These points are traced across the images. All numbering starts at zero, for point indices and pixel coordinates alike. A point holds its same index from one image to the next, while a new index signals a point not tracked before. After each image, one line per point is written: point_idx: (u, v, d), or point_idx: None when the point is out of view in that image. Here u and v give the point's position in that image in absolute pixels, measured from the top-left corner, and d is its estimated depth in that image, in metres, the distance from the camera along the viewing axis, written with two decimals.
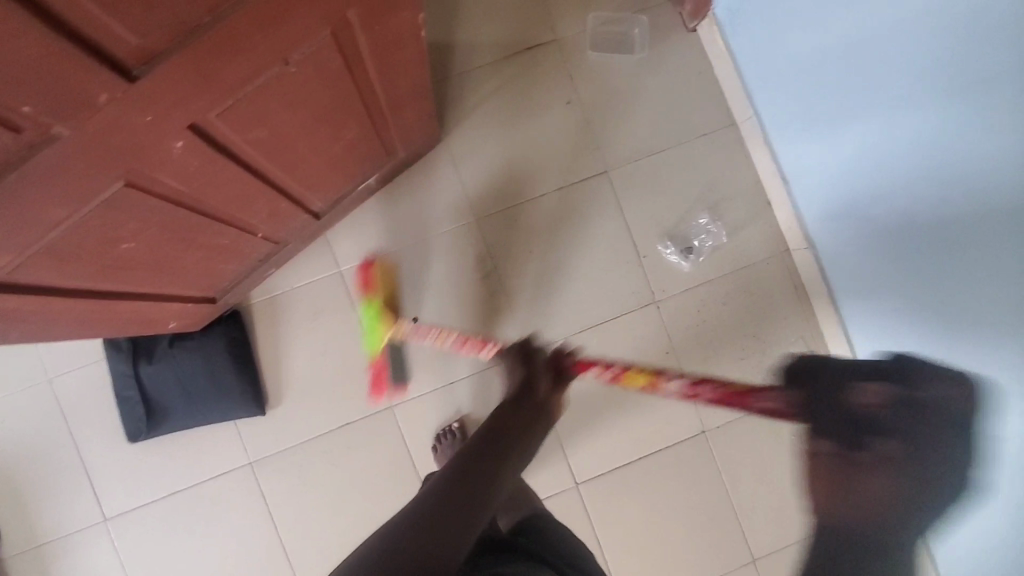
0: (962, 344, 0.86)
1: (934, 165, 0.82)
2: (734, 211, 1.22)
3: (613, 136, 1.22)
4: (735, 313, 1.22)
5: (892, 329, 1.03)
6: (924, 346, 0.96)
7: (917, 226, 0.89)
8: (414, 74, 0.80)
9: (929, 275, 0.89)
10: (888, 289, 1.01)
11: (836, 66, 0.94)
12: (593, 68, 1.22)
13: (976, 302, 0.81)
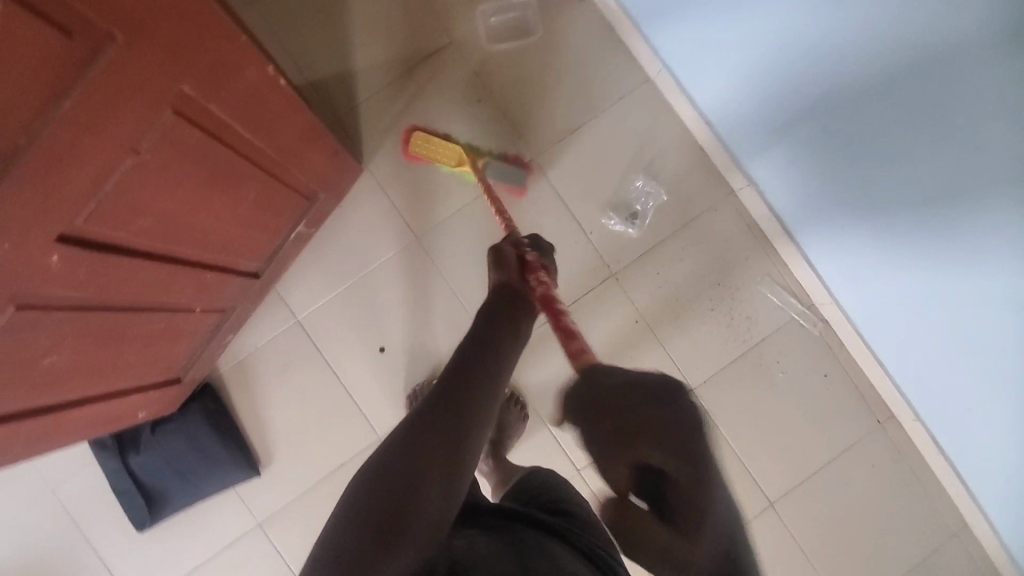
0: (932, 236, 0.84)
1: (847, 70, 0.80)
2: (669, 166, 1.21)
3: (532, 122, 1.21)
4: (694, 266, 1.21)
5: (852, 242, 1.01)
6: (885, 252, 0.94)
7: (849, 135, 0.87)
8: (295, 120, 0.82)
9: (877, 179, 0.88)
10: (839, 204, 0.99)
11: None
12: (495, 61, 1.20)
13: (937, 191, 0.79)
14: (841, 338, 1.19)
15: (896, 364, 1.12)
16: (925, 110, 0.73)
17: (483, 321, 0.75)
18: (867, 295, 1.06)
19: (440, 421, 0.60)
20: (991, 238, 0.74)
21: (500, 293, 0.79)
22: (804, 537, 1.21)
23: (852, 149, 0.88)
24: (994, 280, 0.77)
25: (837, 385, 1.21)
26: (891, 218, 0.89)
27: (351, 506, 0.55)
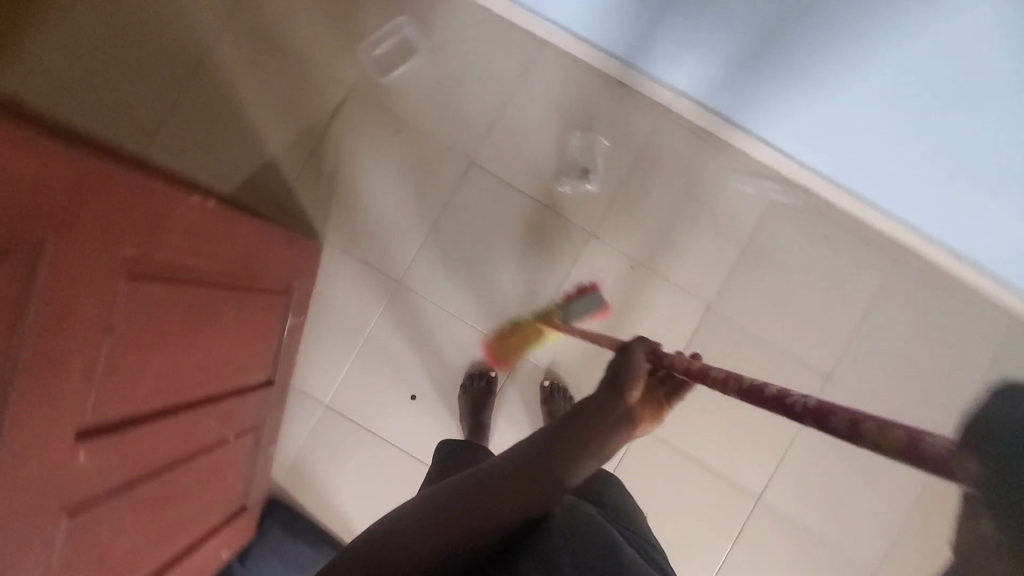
0: (849, 77, 0.86)
1: None
2: (598, 113, 1.23)
3: (456, 129, 1.22)
4: (660, 193, 1.24)
5: (792, 110, 1.04)
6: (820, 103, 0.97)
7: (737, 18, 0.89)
8: (232, 237, 0.84)
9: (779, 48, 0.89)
10: (764, 81, 1.01)
11: None
12: (396, 89, 1.21)
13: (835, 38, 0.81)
14: (817, 194, 1.24)
15: (878, 197, 1.16)
16: None
17: (606, 385, 0.61)
18: (827, 149, 1.10)
19: (524, 478, 0.52)
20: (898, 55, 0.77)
21: (626, 376, 0.61)
22: (868, 390, 1.24)
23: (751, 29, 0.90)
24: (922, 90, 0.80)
25: (834, 240, 1.24)
26: (812, 78, 0.92)
27: (390, 522, 0.52)
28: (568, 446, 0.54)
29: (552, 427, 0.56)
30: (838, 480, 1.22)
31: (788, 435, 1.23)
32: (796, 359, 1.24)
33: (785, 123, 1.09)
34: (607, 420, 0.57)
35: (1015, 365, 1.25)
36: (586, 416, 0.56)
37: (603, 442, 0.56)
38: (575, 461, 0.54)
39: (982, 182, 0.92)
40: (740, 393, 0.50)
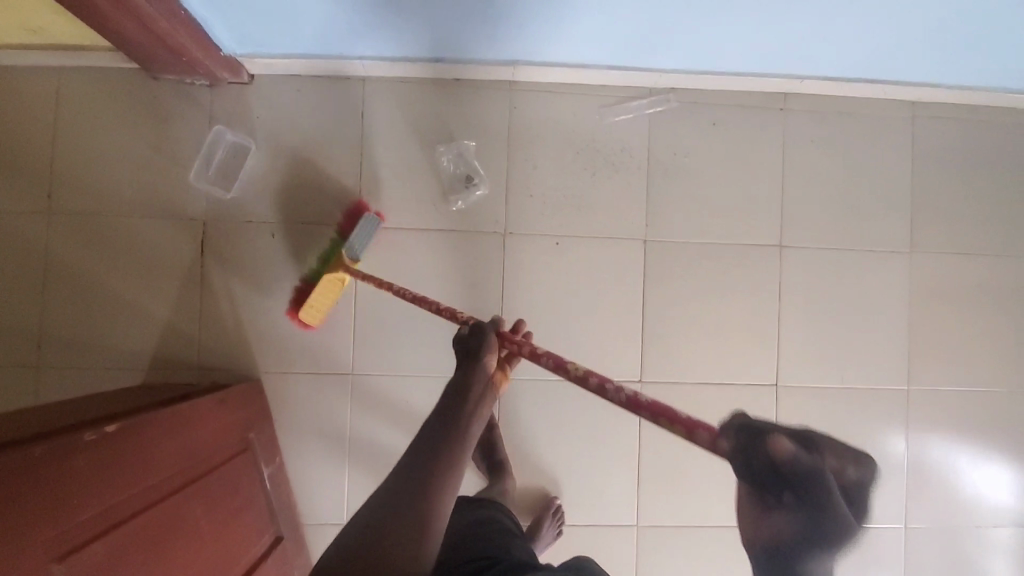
0: None
1: None
2: (450, 118, 1.19)
3: (329, 203, 1.16)
4: (546, 161, 1.21)
5: (626, 27, 1.02)
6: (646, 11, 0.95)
7: None
8: (161, 435, 0.77)
9: None
10: (586, 15, 0.98)
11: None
12: (246, 195, 1.14)
13: None
14: (685, 88, 1.23)
15: (743, 65, 1.15)
16: None
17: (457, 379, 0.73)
18: (677, 45, 1.08)
19: (401, 505, 0.60)
20: None
21: (470, 366, 0.73)
22: (821, 238, 1.25)
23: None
24: None
25: (722, 121, 1.24)
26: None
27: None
28: (429, 450, 0.65)
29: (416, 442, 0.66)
30: (832, 331, 1.25)
31: (772, 316, 1.24)
32: (746, 246, 1.24)
33: (628, 40, 1.07)
34: (460, 416, 0.69)
35: (933, 150, 1.27)
36: (445, 416, 0.68)
37: (462, 430, 0.68)
38: (443, 463, 0.64)
39: (825, 12, 0.92)
40: (656, 420, 0.59)
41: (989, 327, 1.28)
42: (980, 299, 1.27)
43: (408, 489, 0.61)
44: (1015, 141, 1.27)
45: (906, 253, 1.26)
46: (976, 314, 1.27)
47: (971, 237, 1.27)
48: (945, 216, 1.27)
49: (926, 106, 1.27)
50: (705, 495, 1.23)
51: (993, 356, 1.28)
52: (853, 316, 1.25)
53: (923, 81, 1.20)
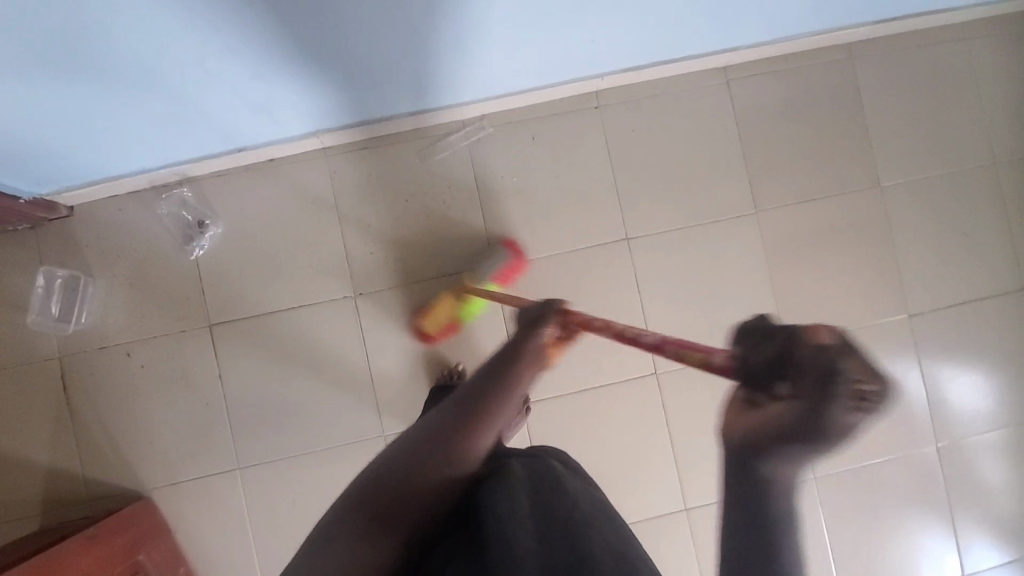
0: (407, 25, 0.86)
1: (216, 50, 0.80)
2: (273, 199, 1.20)
3: (173, 311, 1.17)
4: (379, 215, 1.22)
5: (404, 70, 1.01)
6: (413, 54, 0.96)
7: (285, 59, 0.88)
8: None
9: (337, 50, 0.89)
10: (355, 69, 0.97)
11: (106, 115, 0.90)
12: (92, 324, 1.15)
13: (361, 10, 0.79)
14: (497, 111, 1.23)
15: (539, 78, 1.15)
16: (274, 11, 0.74)
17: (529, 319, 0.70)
18: (465, 74, 1.07)
19: (432, 446, 0.57)
20: None
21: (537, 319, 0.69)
22: (665, 221, 1.26)
23: (283, 47, 0.84)
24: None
25: (542, 133, 1.25)
26: (370, 38, 0.88)
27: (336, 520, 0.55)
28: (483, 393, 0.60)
29: (438, 411, 0.61)
30: (699, 307, 1.27)
31: (633, 309, 1.26)
32: (592, 247, 1.25)
33: (417, 83, 1.07)
34: (524, 358, 0.65)
35: (755, 108, 1.27)
36: (504, 355, 0.65)
37: (524, 374, 0.64)
38: (469, 425, 0.58)
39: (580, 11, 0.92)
40: (678, 354, 0.53)
41: (853, 264, 1.28)
42: (838, 238, 1.28)
43: (438, 430, 0.58)
44: (833, 77, 1.28)
45: (751, 215, 1.27)
46: (834, 255, 1.28)
47: (813, 181, 1.28)
48: (781, 168, 1.28)
49: (740, 66, 1.26)
50: (613, 494, 1.25)
51: (862, 290, 1.29)
52: (714, 288, 1.27)
53: (723, 47, 1.20)
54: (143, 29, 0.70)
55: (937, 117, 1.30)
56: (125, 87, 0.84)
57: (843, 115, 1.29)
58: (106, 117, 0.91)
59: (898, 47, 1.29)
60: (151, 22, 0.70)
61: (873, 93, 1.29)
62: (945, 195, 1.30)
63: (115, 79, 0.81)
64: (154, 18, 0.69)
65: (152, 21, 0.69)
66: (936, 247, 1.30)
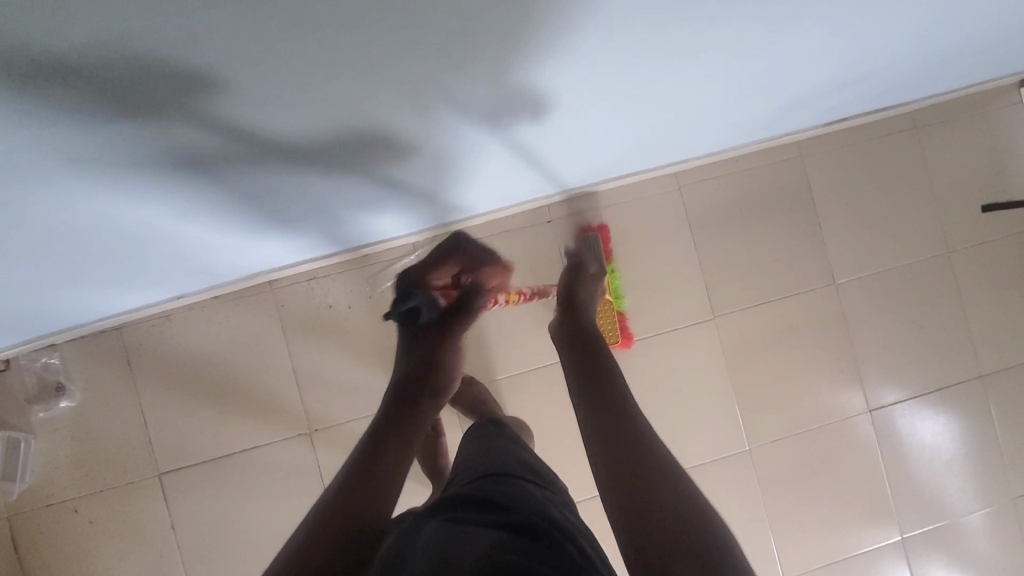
0: (343, 191, 0.84)
1: (136, 239, 0.77)
2: (222, 337, 1.16)
3: (122, 462, 1.13)
4: (332, 346, 1.19)
5: (347, 219, 0.99)
6: (354, 206, 0.94)
7: (217, 233, 0.84)
8: None
9: (271, 217, 0.86)
10: (296, 228, 0.93)
11: (30, 296, 0.86)
12: (37, 481, 1.12)
13: (290, 189, 0.76)
14: (449, 232, 1.21)
15: (488, 205, 1.14)
16: (193, 205, 0.71)
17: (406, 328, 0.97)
18: (411, 211, 1.05)
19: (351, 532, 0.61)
20: (341, 168, 0.75)
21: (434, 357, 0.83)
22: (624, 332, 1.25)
23: (213, 227, 0.80)
24: (400, 163, 0.79)
25: (496, 251, 1.23)
26: (305, 203, 0.85)
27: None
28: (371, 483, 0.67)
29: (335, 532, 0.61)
30: (664, 418, 1.25)
31: None
32: (551, 365, 1.25)
33: (362, 225, 1.04)
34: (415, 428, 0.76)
35: (707, 213, 1.27)
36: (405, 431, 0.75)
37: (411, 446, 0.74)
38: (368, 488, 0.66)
39: (523, 156, 0.92)
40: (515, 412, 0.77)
41: (812, 363, 1.29)
42: (796, 338, 1.28)
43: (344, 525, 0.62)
44: (783, 177, 1.28)
45: (710, 321, 1.27)
46: (794, 356, 1.28)
47: (770, 282, 1.28)
48: (737, 272, 1.27)
49: (691, 170, 1.25)
50: None
51: (822, 388, 1.29)
52: (675, 397, 1.26)
53: (672, 160, 1.19)
54: (43, 237, 0.66)
55: (888, 210, 1.31)
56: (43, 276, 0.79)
57: (796, 214, 1.29)
58: (27, 298, 0.87)
59: (845, 142, 1.29)
60: (60, 231, 0.66)
61: (824, 191, 1.29)
62: (898, 287, 1.31)
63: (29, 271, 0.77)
64: (55, 229, 0.65)
65: (53, 230, 0.65)
66: (894, 341, 1.31)
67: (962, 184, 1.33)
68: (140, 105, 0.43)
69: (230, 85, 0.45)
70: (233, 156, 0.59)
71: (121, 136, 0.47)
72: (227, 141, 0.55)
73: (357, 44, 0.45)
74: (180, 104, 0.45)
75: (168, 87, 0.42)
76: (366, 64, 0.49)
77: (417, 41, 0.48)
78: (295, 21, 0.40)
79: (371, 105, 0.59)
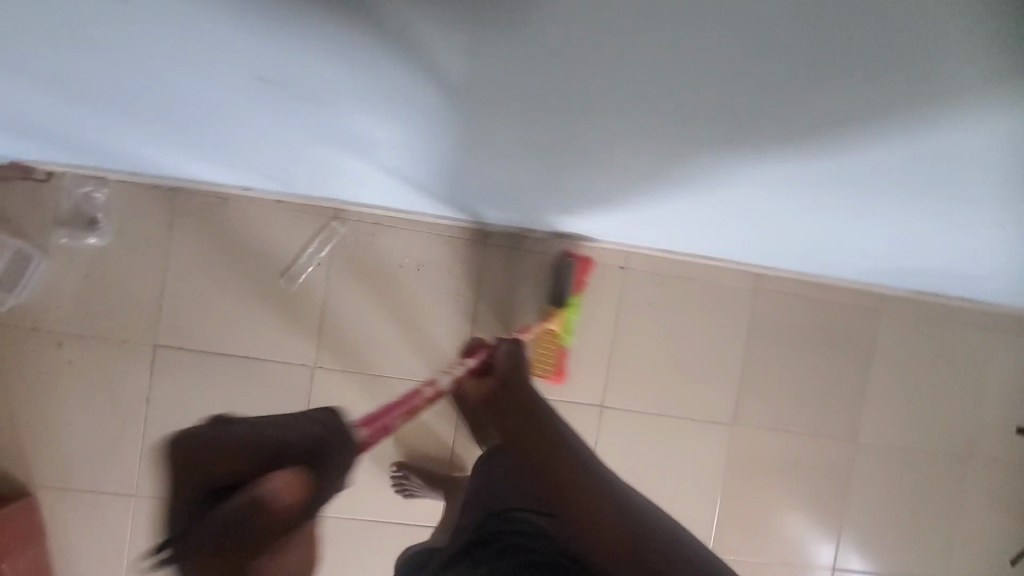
0: (462, 175, 0.80)
1: (250, 141, 0.72)
2: (267, 242, 1.12)
3: (123, 321, 1.09)
4: (367, 297, 1.15)
5: (442, 194, 0.95)
6: (458, 188, 0.90)
7: (322, 162, 0.81)
8: None
9: (381, 169, 0.82)
10: (395, 182, 0.89)
11: (111, 140, 0.81)
12: (36, 304, 1.07)
13: (419, 160, 0.72)
14: (523, 236, 1.18)
15: (577, 230, 1.10)
16: (327, 141, 0.67)
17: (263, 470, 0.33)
18: (505, 208, 1.01)
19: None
20: (481, 160, 0.71)
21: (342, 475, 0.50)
22: (644, 400, 1.23)
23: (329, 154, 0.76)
24: (533, 173, 0.76)
25: (559, 272, 1.20)
26: (419, 173, 0.81)
27: None
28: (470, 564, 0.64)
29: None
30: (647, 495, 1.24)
31: None
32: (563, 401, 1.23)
33: (451, 202, 1.01)
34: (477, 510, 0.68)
35: (769, 323, 1.25)
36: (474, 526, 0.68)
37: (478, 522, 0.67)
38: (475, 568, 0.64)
39: (639, 211, 0.89)
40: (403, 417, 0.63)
41: (802, 503, 1.28)
42: (797, 473, 1.28)
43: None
44: (850, 320, 1.27)
45: (727, 425, 1.25)
46: (787, 489, 1.28)
47: (797, 413, 1.27)
48: (772, 390, 1.26)
49: (770, 278, 1.24)
50: None
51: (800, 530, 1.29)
52: (665, 480, 1.24)
53: (762, 264, 1.17)
54: (170, 116, 0.62)
55: (931, 392, 1.31)
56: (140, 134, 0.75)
57: (847, 360, 1.28)
58: (110, 141, 0.82)
59: (919, 313, 1.29)
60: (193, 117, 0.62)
61: (884, 350, 1.29)
62: (910, 467, 1.31)
63: (131, 127, 0.72)
64: (189, 115, 0.61)
65: (185, 114, 0.61)
66: (884, 514, 1.31)
67: (1007, 397, 1.33)
68: (365, 52, 0.39)
69: (455, 67, 0.41)
70: (404, 125, 0.55)
71: (325, 64, 0.43)
72: (405, 107, 0.51)
73: (615, 82, 0.42)
74: (401, 70, 0.41)
75: (395, 49, 0.38)
76: (592, 105, 0.46)
77: (668, 106, 0.44)
78: (570, 45, 0.37)
79: (564, 132, 0.55)
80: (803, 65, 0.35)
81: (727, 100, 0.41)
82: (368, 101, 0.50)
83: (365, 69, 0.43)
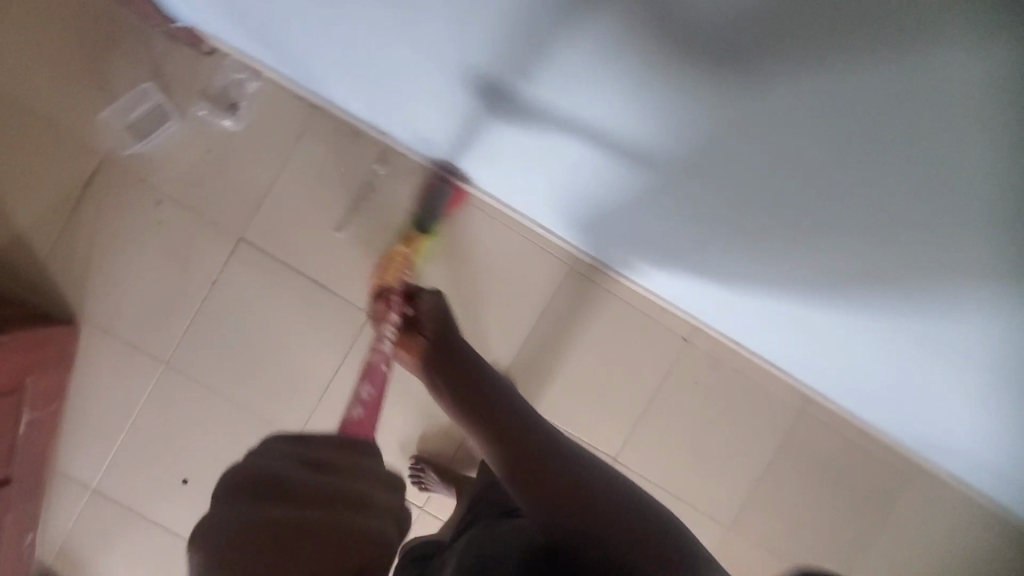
0: (596, 195, 0.83)
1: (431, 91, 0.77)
2: (376, 185, 1.16)
3: (221, 203, 1.14)
4: (443, 271, 1.18)
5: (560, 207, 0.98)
6: (579, 207, 0.93)
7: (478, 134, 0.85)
8: None
9: (525, 161, 0.86)
10: (526, 179, 0.93)
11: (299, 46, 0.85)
12: (154, 158, 1.13)
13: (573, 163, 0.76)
14: (606, 273, 1.20)
15: (661, 287, 1.12)
16: (509, 114, 0.71)
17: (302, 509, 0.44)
18: (607, 243, 1.04)
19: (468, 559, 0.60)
20: (630, 185, 0.74)
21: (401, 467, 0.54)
22: (655, 469, 1.23)
23: (489, 129, 0.80)
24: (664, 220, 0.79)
25: (625, 320, 1.21)
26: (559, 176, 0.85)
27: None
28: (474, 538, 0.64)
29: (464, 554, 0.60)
30: None
31: None
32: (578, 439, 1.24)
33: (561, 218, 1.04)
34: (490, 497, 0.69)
35: (800, 446, 1.24)
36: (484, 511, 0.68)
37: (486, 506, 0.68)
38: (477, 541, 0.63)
39: (736, 294, 0.90)
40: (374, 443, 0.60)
41: None
42: None
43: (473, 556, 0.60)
44: (879, 477, 1.25)
45: (723, 525, 1.25)
46: None
47: (792, 542, 1.26)
48: (779, 510, 1.25)
49: (818, 405, 1.23)
50: None
51: None
52: None
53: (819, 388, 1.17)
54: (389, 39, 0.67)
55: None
56: (335, 50, 0.79)
57: (860, 512, 1.26)
58: (299, 48, 0.86)
59: (948, 496, 1.27)
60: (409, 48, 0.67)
61: (900, 517, 1.27)
62: None
63: (332, 42, 0.77)
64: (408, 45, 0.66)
65: (403, 42, 0.66)
66: None
67: None
68: (638, 47, 0.44)
69: (664, 80, 0.46)
70: (604, 124, 0.59)
71: (578, 37, 0.47)
72: (607, 103, 0.55)
73: (831, 171, 0.46)
74: (658, 79, 0.46)
75: (668, 64, 0.43)
76: (789, 177, 0.50)
77: (862, 205, 0.48)
78: (818, 124, 0.41)
79: (738, 192, 0.58)
80: (984, 205, 0.39)
81: (911, 214, 0.44)
82: (592, 91, 0.54)
83: (594, 52, 0.48)
